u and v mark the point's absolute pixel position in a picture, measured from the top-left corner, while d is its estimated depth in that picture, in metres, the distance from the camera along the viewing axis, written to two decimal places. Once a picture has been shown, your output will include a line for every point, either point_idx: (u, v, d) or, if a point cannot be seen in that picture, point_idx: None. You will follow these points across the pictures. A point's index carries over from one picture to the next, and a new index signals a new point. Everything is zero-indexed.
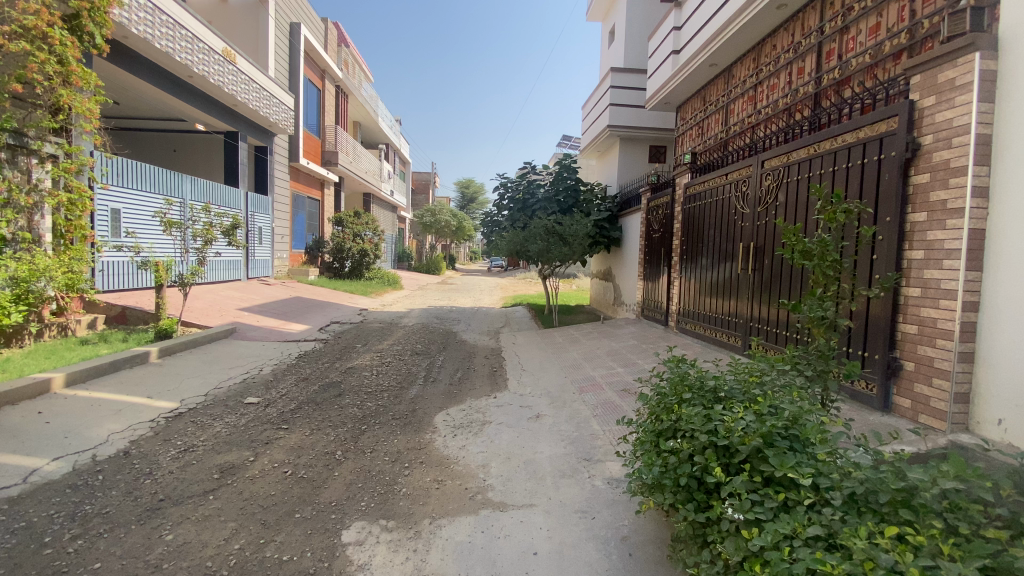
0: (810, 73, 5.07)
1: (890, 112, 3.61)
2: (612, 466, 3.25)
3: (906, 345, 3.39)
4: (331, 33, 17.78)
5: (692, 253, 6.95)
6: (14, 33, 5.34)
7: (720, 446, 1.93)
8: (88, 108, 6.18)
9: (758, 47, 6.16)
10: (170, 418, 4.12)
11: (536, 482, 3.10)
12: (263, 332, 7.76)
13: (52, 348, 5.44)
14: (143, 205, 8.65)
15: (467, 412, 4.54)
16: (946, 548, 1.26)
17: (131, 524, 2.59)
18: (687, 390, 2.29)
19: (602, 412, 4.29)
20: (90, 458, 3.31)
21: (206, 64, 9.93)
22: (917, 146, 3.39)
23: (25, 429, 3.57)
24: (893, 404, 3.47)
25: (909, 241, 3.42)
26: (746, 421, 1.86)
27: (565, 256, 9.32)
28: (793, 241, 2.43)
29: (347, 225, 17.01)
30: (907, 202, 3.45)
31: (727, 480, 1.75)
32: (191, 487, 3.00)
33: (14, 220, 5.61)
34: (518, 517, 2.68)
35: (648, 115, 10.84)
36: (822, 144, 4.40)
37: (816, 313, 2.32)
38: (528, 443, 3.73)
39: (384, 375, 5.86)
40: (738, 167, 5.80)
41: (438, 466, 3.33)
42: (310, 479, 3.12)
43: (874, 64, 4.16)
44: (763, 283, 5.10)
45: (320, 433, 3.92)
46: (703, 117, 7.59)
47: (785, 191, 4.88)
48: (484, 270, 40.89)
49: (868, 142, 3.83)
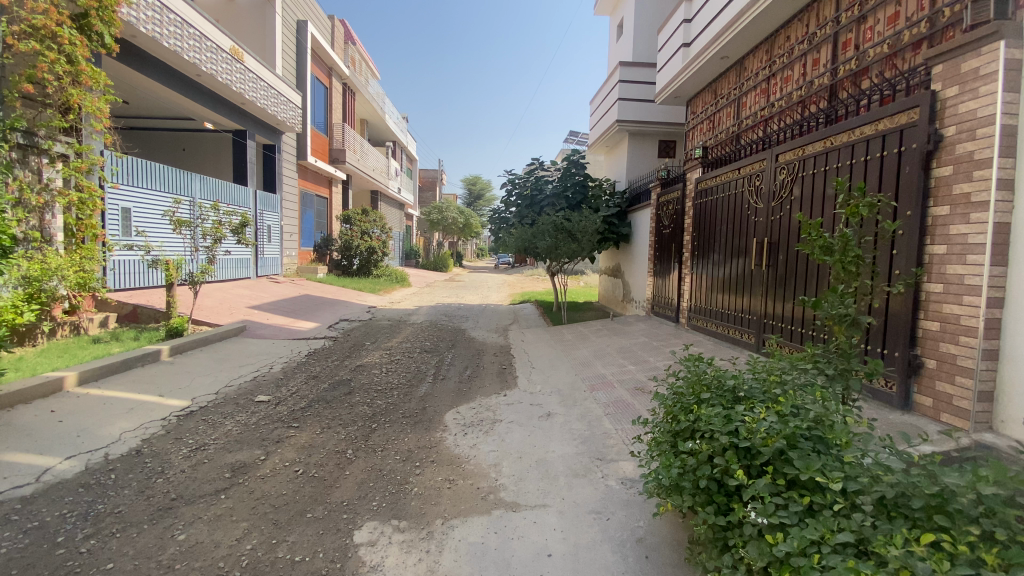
0: (826, 64, 4.95)
1: (911, 102, 3.51)
2: (626, 466, 3.21)
3: (928, 343, 3.31)
4: (338, 30, 17.78)
5: (703, 248, 6.87)
6: (25, 33, 5.41)
7: (741, 448, 1.87)
8: (98, 106, 6.20)
9: (771, 38, 6.04)
10: (181, 416, 4.13)
11: (549, 482, 3.06)
12: (273, 330, 7.79)
13: (65, 347, 5.49)
14: (153, 204, 8.69)
15: (477, 410, 4.50)
16: (988, 557, 1.21)
17: (143, 523, 2.58)
18: (705, 389, 2.24)
19: (613, 411, 4.24)
20: (102, 458, 3.31)
21: (215, 63, 9.94)
22: (939, 137, 3.29)
23: (37, 428, 3.59)
24: (914, 402, 3.39)
25: (931, 237, 3.32)
26: (769, 422, 1.80)
27: (574, 253, 9.24)
28: (814, 236, 2.38)
29: (355, 223, 17.06)
30: (929, 195, 3.35)
31: (750, 483, 1.70)
32: (203, 487, 2.99)
33: (26, 219, 5.70)
34: (531, 518, 2.64)
35: (657, 109, 10.74)
36: (839, 136, 4.30)
37: (837, 310, 2.26)
38: (539, 442, 3.68)
39: (394, 373, 5.84)
40: (751, 161, 5.72)
41: (449, 466, 3.30)
42: (321, 478, 3.10)
43: (893, 54, 4.05)
44: (778, 278, 5.02)
45: (330, 432, 3.90)
46: (714, 111, 7.48)
47: (801, 185, 4.78)
48: (492, 267, 40.88)
49: (888, 134, 3.73)
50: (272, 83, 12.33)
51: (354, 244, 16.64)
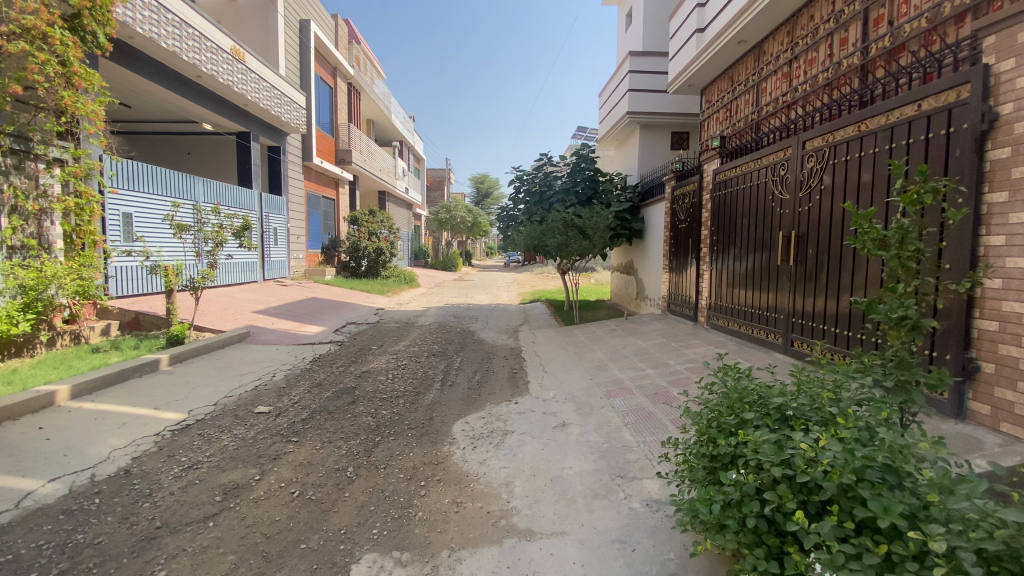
0: (854, 44, 4.60)
1: (960, 79, 3.17)
2: (650, 485, 2.92)
3: (984, 344, 2.96)
4: (342, 30, 17.63)
5: (723, 243, 6.51)
6: (14, 34, 5.10)
7: (795, 480, 1.59)
8: (92, 108, 5.99)
9: (793, 19, 5.67)
10: (176, 432, 3.91)
11: (566, 505, 2.78)
12: (278, 336, 7.60)
13: (63, 357, 5.34)
14: (155, 208, 8.57)
15: (487, 420, 4.26)
16: None
17: (122, 557, 2.36)
18: (747, 408, 1.96)
19: (634, 421, 3.95)
20: (88, 479, 3.10)
21: (216, 64, 9.80)
22: (994, 116, 2.95)
23: (24, 447, 3.40)
24: (968, 410, 3.05)
25: (986, 227, 2.97)
26: (832, 452, 1.50)
27: (585, 250, 8.94)
28: (865, 228, 2.10)
29: (362, 224, 16.83)
30: (984, 180, 3.01)
31: (813, 527, 1.42)
32: (191, 513, 2.76)
33: (21, 227, 5.59)
34: (548, 549, 2.37)
35: (670, 100, 10.39)
36: (875, 119, 3.96)
37: (895, 313, 1.96)
38: (555, 457, 3.41)
39: (400, 379, 5.60)
40: (775, 150, 5.39)
41: (457, 486, 3.04)
42: (318, 502, 2.86)
43: (932, 29, 3.68)
44: (808, 273, 4.70)
45: (331, 446, 3.67)
46: (731, 99, 7.13)
47: (831, 173, 4.45)
48: (502, 265, 40.78)
49: (933, 114, 3.39)
50: (275, 83, 12.17)
51: (362, 246, 16.47)
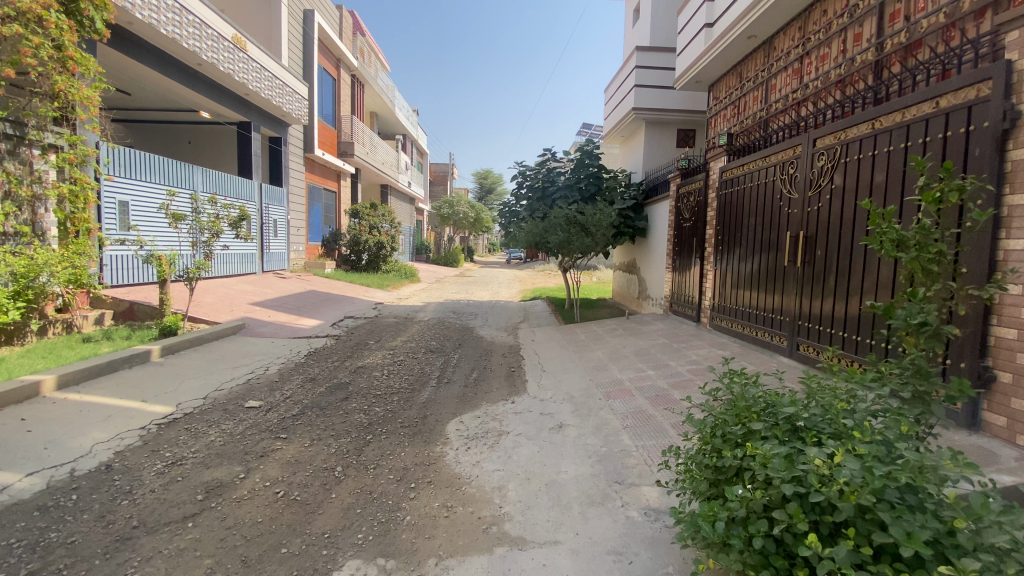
0: (869, 39, 4.45)
1: (982, 74, 3.03)
2: (649, 493, 2.81)
3: (1001, 353, 2.83)
4: (345, 21, 17.48)
5: (728, 243, 6.38)
6: (8, 16, 4.95)
7: (806, 498, 1.48)
8: (87, 95, 5.87)
9: (805, 13, 5.51)
10: (162, 426, 3.81)
11: (560, 512, 2.66)
12: (273, 328, 7.52)
13: (53, 346, 5.24)
14: (151, 197, 8.45)
15: (481, 420, 4.14)
16: None
17: (95, 558, 2.25)
18: (755, 418, 1.84)
19: (633, 424, 3.84)
20: (66, 474, 2.99)
21: (217, 52, 9.68)
22: (1017, 114, 2.82)
23: (4, 439, 3.30)
24: (983, 421, 2.93)
25: (1006, 229, 2.84)
26: (849, 468, 1.38)
27: (587, 247, 8.77)
28: (882, 227, 1.96)
29: (363, 217, 16.91)
30: (1004, 181, 2.87)
31: (827, 551, 1.29)
32: (171, 512, 2.65)
33: (15, 213, 5.48)
34: (540, 559, 2.25)
35: (675, 97, 10.25)
36: (890, 117, 3.82)
37: (914, 319, 1.83)
38: (550, 461, 3.30)
39: (396, 376, 5.49)
40: (784, 148, 5.26)
41: (448, 488, 2.93)
42: (303, 503, 2.75)
43: (951, 24, 3.53)
44: (816, 275, 4.58)
45: (320, 445, 3.56)
46: (739, 96, 6.99)
47: (842, 173, 4.32)
48: (504, 262, 40.64)
49: (951, 112, 3.25)
50: (277, 74, 12.07)
51: (363, 239, 16.39)
